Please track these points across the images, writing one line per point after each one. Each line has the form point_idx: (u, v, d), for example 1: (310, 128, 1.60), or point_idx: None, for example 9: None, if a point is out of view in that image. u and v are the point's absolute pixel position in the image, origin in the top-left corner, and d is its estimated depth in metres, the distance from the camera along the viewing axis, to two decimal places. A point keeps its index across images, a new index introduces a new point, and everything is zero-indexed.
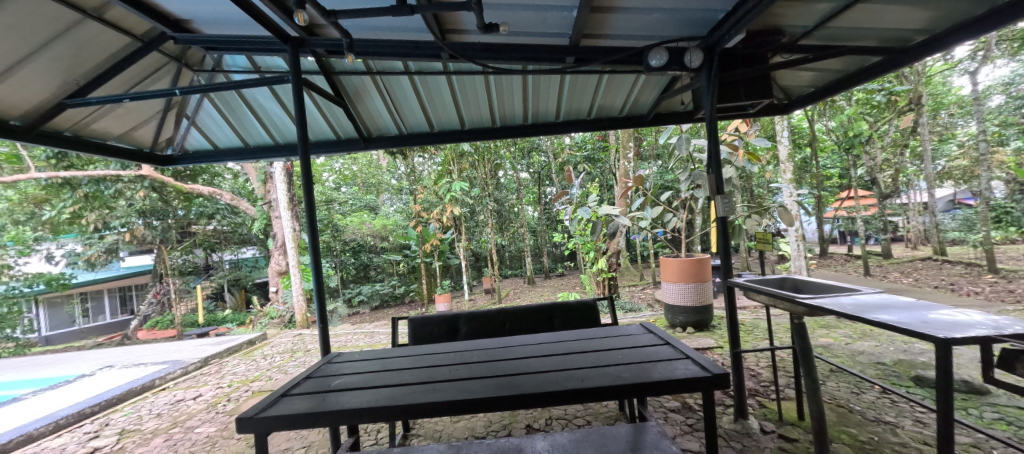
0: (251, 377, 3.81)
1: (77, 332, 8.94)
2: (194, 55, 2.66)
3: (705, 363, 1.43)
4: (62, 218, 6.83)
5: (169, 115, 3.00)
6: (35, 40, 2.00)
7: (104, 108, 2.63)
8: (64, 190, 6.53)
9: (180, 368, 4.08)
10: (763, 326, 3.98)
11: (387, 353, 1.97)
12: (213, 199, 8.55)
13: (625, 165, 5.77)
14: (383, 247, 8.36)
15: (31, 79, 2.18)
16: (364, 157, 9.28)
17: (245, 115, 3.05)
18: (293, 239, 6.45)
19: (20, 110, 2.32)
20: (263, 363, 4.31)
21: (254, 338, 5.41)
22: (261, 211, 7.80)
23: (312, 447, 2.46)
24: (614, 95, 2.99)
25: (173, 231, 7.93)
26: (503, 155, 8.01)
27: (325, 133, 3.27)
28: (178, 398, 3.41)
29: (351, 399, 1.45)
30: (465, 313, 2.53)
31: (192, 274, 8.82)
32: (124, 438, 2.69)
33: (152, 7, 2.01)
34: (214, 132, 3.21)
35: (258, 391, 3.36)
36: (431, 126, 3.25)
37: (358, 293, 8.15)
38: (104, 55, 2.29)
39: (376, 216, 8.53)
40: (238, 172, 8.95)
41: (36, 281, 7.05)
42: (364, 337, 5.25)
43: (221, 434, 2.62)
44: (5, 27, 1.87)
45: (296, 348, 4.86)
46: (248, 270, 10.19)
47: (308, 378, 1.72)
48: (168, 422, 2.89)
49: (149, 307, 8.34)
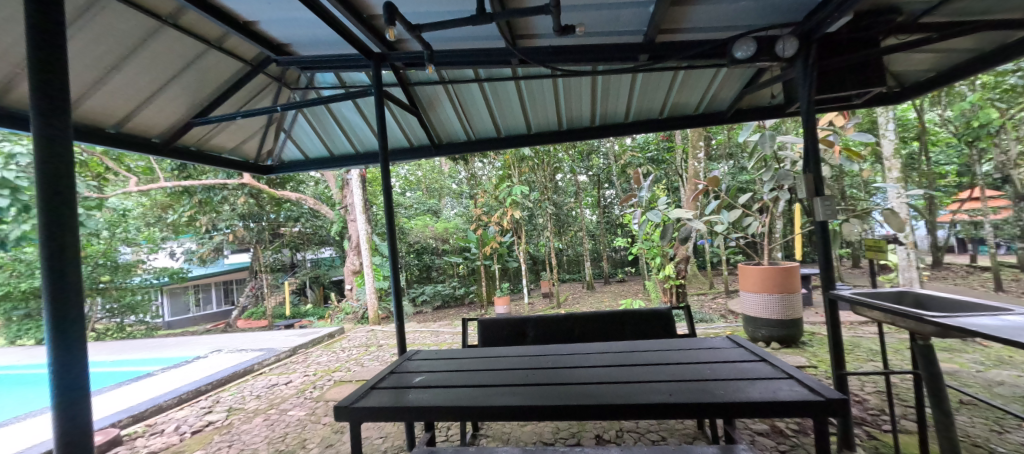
0: (333, 368, 4.13)
1: (191, 319, 10.41)
2: (292, 75, 2.95)
3: (815, 387, 1.26)
4: (182, 221, 8.01)
5: (269, 130, 3.35)
6: (173, 70, 2.36)
7: (220, 125, 3.02)
8: (184, 197, 7.72)
9: (273, 355, 4.55)
10: (866, 345, 3.49)
11: (463, 353, 2.02)
12: (299, 204, 9.30)
13: (694, 166, 5.44)
14: (445, 249, 8.64)
15: (169, 103, 2.56)
16: (428, 163, 9.76)
17: (332, 127, 3.32)
18: (367, 240, 6.89)
19: (158, 130, 2.75)
20: (342, 355, 4.64)
21: (333, 331, 5.87)
22: (339, 215, 8.47)
23: (389, 438, 2.59)
24: (691, 93, 2.83)
25: (266, 233, 8.83)
26: (562, 158, 7.97)
27: (400, 142, 3.48)
28: (273, 382, 3.80)
29: (433, 396, 1.50)
30: (533, 316, 2.52)
31: (280, 271, 9.71)
32: (232, 415, 3.04)
33: (261, 35, 2.25)
34: (306, 143, 3.55)
35: (339, 382, 3.62)
36: (498, 132, 3.31)
37: (421, 293, 8.43)
38: (222, 80, 2.63)
39: (438, 220, 8.90)
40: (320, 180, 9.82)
41: (162, 274, 8.38)
42: (430, 335, 5.46)
43: (310, 419, 2.86)
44: (153, 59, 2.22)
45: (369, 343, 5.19)
46: (326, 268, 10.61)
47: (391, 374, 1.82)
48: (266, 404, 3.23)
49: (247, 299, 9.42)
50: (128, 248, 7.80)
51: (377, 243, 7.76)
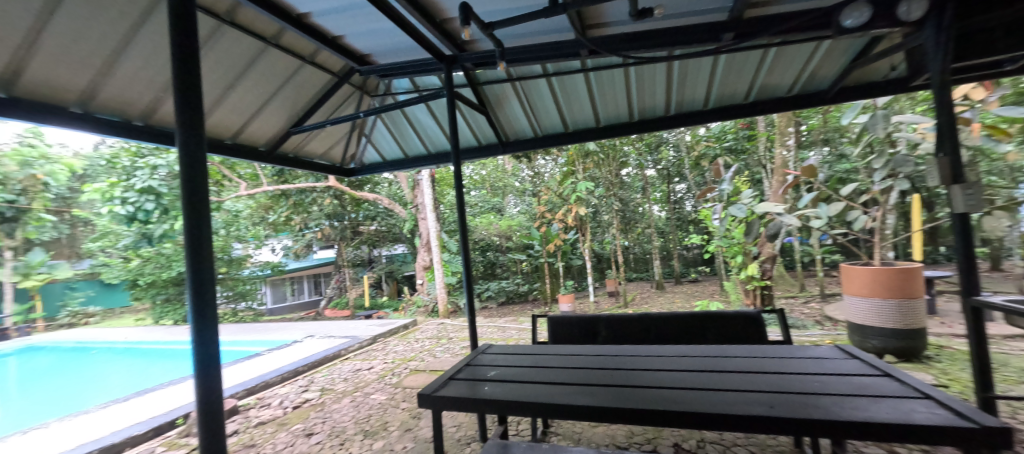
0: (408, 357, 4.40)
1: (289, 307, 11.80)
2: (372, 83, 3.18)
3: (962, 410, 1.05)
4: (281, 220, 9.11)
5: (353, 136, 3.65)
6: (275, 85, 2.66)
7: (313, 133, 3.35)
8: (281, 200, 8.76)
9: (357, 342, 4.98)
10: (1019, 365, 2.86)
11: (536, 350, 2.02)
12: (375, 203, 9.97)
13: (782, 155, 4.89)
14: (508, 246, 8.77)
15: (272, 116, 2.90)
16: (492, 162, 9.98)
17: (406, 129, 3.53)
18: (436, 238, 7.24)
19: (264, 140, 3.13)
20: (416, 346, 4.93)
21: (408, 322, 6.26)
22: (410, 213, 9.00)
23: (462, 427, 2.69)
24: (784, 72, 2.53)
25: (348, 231, 9.70)
26: (628, 152, 7.64)
27: (469, 141, 3.58)
28: (357, 367, 4.15)
29: (508, 390, 1.52)
30: (604, 315, 2.45)
31: (360, 266, 10.59)
32: (324, 394, 3.37)
33: (346, 47, 2.45)
34: (384, 146, 3.81)
35: (414, 370, 3.84)
36: (566, 126, 3.26)
37: (486, 289, 8.66)
38: (313, 92, 2.91)
39: (502, 218, 9.08)
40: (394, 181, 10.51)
41: (265, 267, 9.61)
42: (496, 330, 5.59)
43: (390, 403, 3.07)
44: (260, 77, 2.53)
45: (440, 335, 5.45)
46: (400, 264, 11.00)
47: (467, 366, 1.88)
48: (352, 387, 3.53)
49: (333, 291, 10.42)
50: (239, 245, 9.21)
51: (446, 240, 8.11)
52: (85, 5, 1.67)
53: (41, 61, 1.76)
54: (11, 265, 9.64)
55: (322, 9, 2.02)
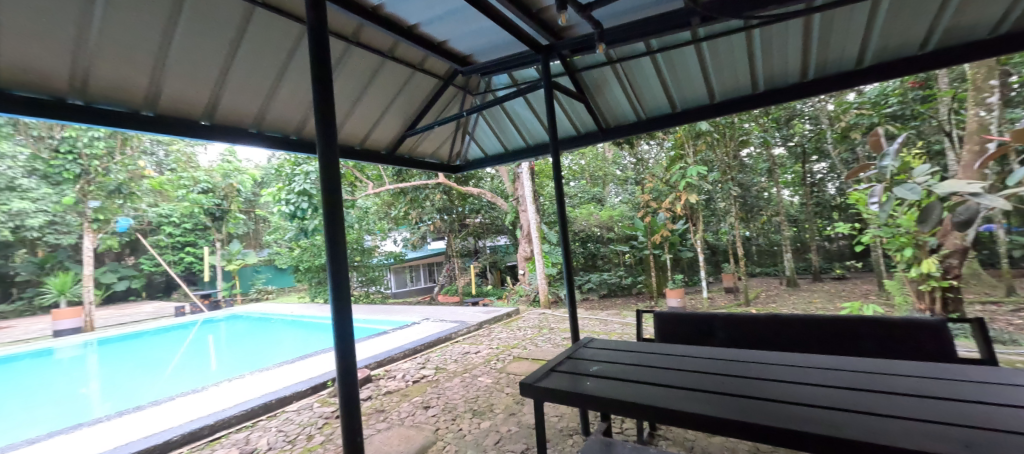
0: (512, 344, 4.59)
1: (409, 291, 13.37)
2: (473, 82, 3.33)
3: None
4: (400, 215, 10.30)
5: (457, 134, 3.89)
6: (392, 95, 2.97)
7: (424, 135, 3.66)
8: (401, 197, 9.90)
9: (465, 327, 5.37)
10: None
11: (641, 347, 1.89)
12: (479, 198, 10.58)
13: (981, 116, 3.70)
14: (610, 237, 8.47)
15: (390, 122, 3.26)
16: (592, 151, 9.73)
17: (506, 123, 3.63)
18: (536, 229, 7.37)
19: (385, 145, 3.53)
20: (518, 334, 5.10)
21: (511, 311, 6.52)
22: (511, 206, 9.27)
23: (564, 418, 2.70)
24: (989, 5, 1.89)
25: (456, 223, 10.47)
26: (750, 129, 6.67)
27: (567, 131, 3.52)
28: (466, 350, 4.48)
29: (611, 388, 1.45)
30: (721, 314, 2.18)
31: (467, 256, 11.40)
32: (438, 373, 3.72)
33: (450, 52, 2.61)
34: (486, 142, 3.99)
35: (517, 358, 3.98)
36: (673, 106, 2.97)
37: (587, 281, 8.50)
38: (423, 97, 3.17)
39: (602, 208, 8.79)
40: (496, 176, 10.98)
41: (389, 256, 11.01)
42: (598, 323, 5.47)
43: (495, 386, 3.24)
44: (380, 89, 2.85)
45: (541, 325, 5.55)
46: (502, 255, 11.55)
47: (568, 358, 1.86)
48: (461, 368, 3.83)
49: (444, 278, 11.43)
50: (370, 237, 10.73)
51: (546, 232, 8.17)
52: (256, 44, 2.08)
53: (231, 95, 2.27)
54: (221, 253, 12.64)
55: (429, 18, 2.19)
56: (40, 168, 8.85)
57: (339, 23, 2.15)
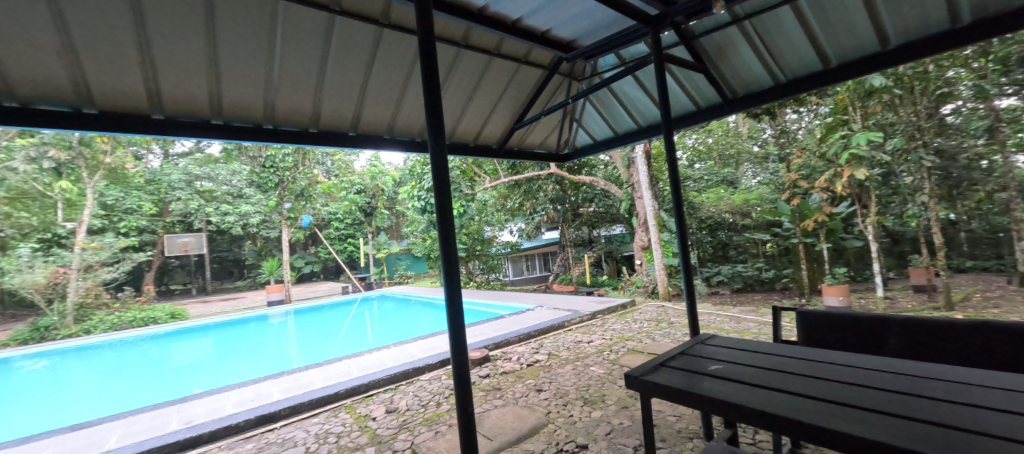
0: (626, 336, 4.42)
1: (524, 279, 14.00)
2: (579, 67, 3.25)
3: None
4: (516, 206, 10.74)
5: (565, 123, 3.86)
6: (500, 90, 3.10)
7: (532, 127, 3.73)
8: (516, 189, 10.27)
9: (578, 316, 5.39)
10: None
11: (776, 349, 1.62)
12: (592, 186, 10.38)
13: None
14: (745, 225, 7.41)
15: (500, 117, 3.40)
16: (721, 126, 8.59)
17: (614, 105, 3.45)
18: (653, 217, 6.86)
19: (496, 141, 3.70)
20: (633, 326, 4.88)
21: (626, 302, 6.25)
22: (626, 193, 8.58)
23: (684, 419, 2.50)
24: None
25: (569, 213, 10.37)
26: (958, 76, 4.96)
27: (684, 107, 3.18)
28: (578, 339, 4.49)
29: (731, 390, 1.29)
30: (895, 318, 1.73)
31: (581, 246, 11.35)
32: (551, 358, 3.83)
33: (554, 40, 2.60)
34: (594, 128, 3.87)
35: (632, 350, 3.82)
36: (825, 61, 2.41)
37: (716, 273, 7.53)
38: (529, 88, 3.23)
39: (735, 191, 7.70)
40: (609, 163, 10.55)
41: (507, 246, 11.70)
42: (728, 321, 4.86)
43: (608, 377, 3.18)
44: (489, 86, 3.01)
45: (660, 318, 5.19)
46: (619, 244, 11.26)
47: (683, 355, 1.72)
48: (573, 356, 3.86)
49: (558, 268, 11.55)
50: (490, 228, 11.51)
51: (665, 219, 7.56)
52: (385, 61, 2.40)
53: (369, 108, 2.67)
54: (373, 243, 15.22)
55: (531, 10, 2.23)
56: (257, 181, 11.91)
57: (450, 30, 2.35)
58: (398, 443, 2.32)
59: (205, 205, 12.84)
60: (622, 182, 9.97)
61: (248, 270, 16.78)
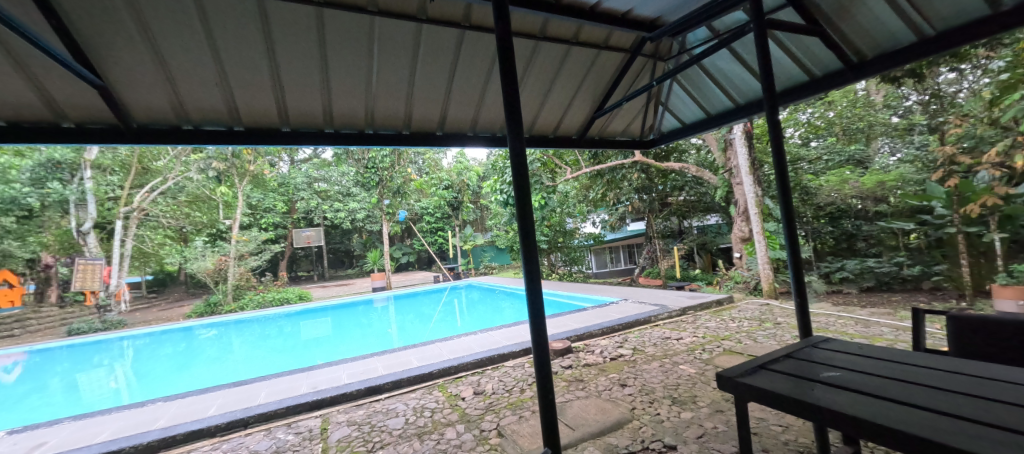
0: (722, 335, 4.03)
1: (608, 272, 13.67)
2: (665, 46, 3.02)
3: None
4: (598, 197, 10.41)
5: (650, 107, 3.62)
6: (578, 79, 3.04)
7: (613, 114, 3.56)
8: (597, 180, 9.92)
9: (666, 311, 5.08)
10: None
11: (915, 358, 1.35)
12: (683, 173, 9.59)
13: None
14: (880, 211, 6.23)
15: (579, 107, 3.33)
16: (847, 95, 7.24)
17: (706, 83, 3.15)
18: (756, 205, 6.09)
19: (575, 131, 3.63)
20: (731, 325, 4.43)
21: (722, 298, 5.70)
22: (722, 179, 7.71)
23: (791, 430, 2.22)
24: None
25: (656, 203, 9.75)
26: None
27: (793, 78, 2.76)
28: (666, 335, 4.24)
29: (850, 401, 1.12)
30: None
31: (670, 238, 10.67)
32: (636, 354, 3.69)
33: (636, 20, 2.47)
34: (683, 110, 3.55)
35: (728, 351, 3.49)
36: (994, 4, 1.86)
37: (839, 269, 6.34)
38: (610, 73, 3.09)
39: (867, 172, 6.47)
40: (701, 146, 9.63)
41: (589, 238, 11.47)
42: (854, 324, 4.13)
43: (700, 378, 2.95)
44: (567, 75, 2.97)
45: (764, 317, 4.62)
46: (713, 235, 10.53)
47: (789, 358, 1.53)
48: (660, 353, 3.66)
49: (645, 261, 10.89)
50: (572, 220, 11.38)
51: (771, 207, 6.70)
52: (467, 60, 2.52)
53: (453, 107, 2.83)
54: (459, 235, 16.16)
55: None
56: (361, 180, 13.45)
57: (528, 24, 2.39)
58: (485, 423, 2.47)
59: (322, 203, 14.92)
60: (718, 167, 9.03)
61: (357, 260, 19.17)
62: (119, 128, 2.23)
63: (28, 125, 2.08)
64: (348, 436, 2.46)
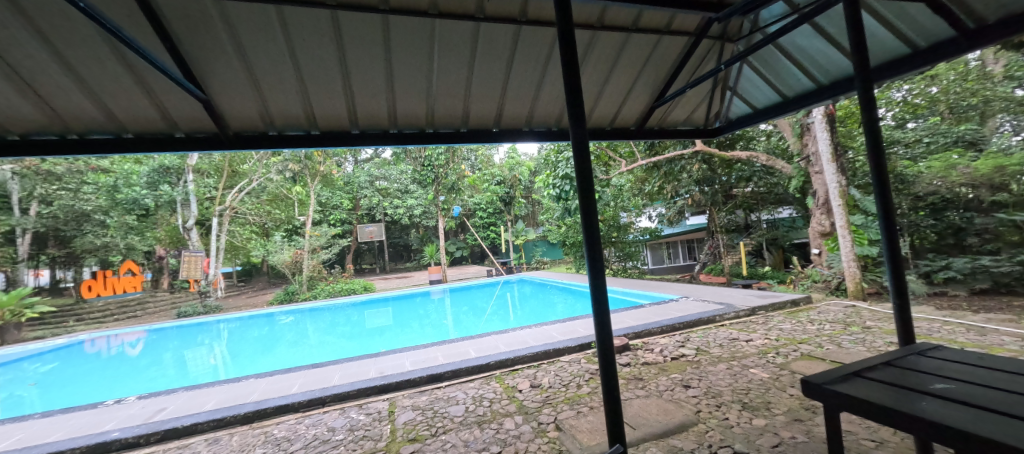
0: (799, 338, 3.69)
1: (666, 269, 13.11)
2: (735, 25, 2.79)
3: None
4: (655, 190, 9.96)
5: (716, 92, 3.37)
6: (637, 67, 2.92)
7: (675, 102, 3.37)
8: (653, 172, 9.55)
9: (733, 311, 4.76)
10: None
11: None
12: (750, 162, 8.80)
13: None
14: (1001, 200, 5.29)
15: (638, 96, 3.20)
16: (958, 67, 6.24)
17: (783, 63, 2.87)
18: (839, 196, 5.47)
19: (633, 121, 3.49)
20: (810, 327, 4.03)
21: (798, 298, 5.21)
22: (797, 168, 7.02)
23: (888, 447, 1.98)
24: None
25: (719, 195, 9.14)
26: None
27: (891, 51, 2.43)
28: (734, 336, 3.97)
29: (969, 416, 0.97)
30: None
31: (735, 232, 10.03)
32: (700, 354, 3.50)
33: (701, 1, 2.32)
34: (754, 94, 3.27)
35: (807, 355, 3.19)
36: None
37: (943, 268, 5.49)
38: (672, 59, 2.93)
39: (983, 155, 5.54)
40: (772, 132, 8.83)
41: (644, 232, 10.96)
42: (966, 331, 3.57)
43: (774, 383, 2.73)
44: (626, 64, 2.87)
45: (849, 321, 4.15)
46: (786, 230, 9.84)
47: (888, 366, 1.36)
48: (728, 354, 3.44)
49: (706, 256, 10.26)
50: (626, 215, 11.01)
51: (859, 198, 6.00)
52: (524, 54, 2.52)
53: (509, 102, 2.85)
54: (511, 231, 16.34)
55: None
56: (418, 177, 14.05)
57: (585, 13, 2.34)
58: (543, 416, 2.50)
59: (382, 201, 15.83)
60: (792, 155, 8.23)
61: (414, 254, 20.14)
62: (218, 136, 2.52)
63: (150, 136, 2.43)
64: (413, 420, 2.62)
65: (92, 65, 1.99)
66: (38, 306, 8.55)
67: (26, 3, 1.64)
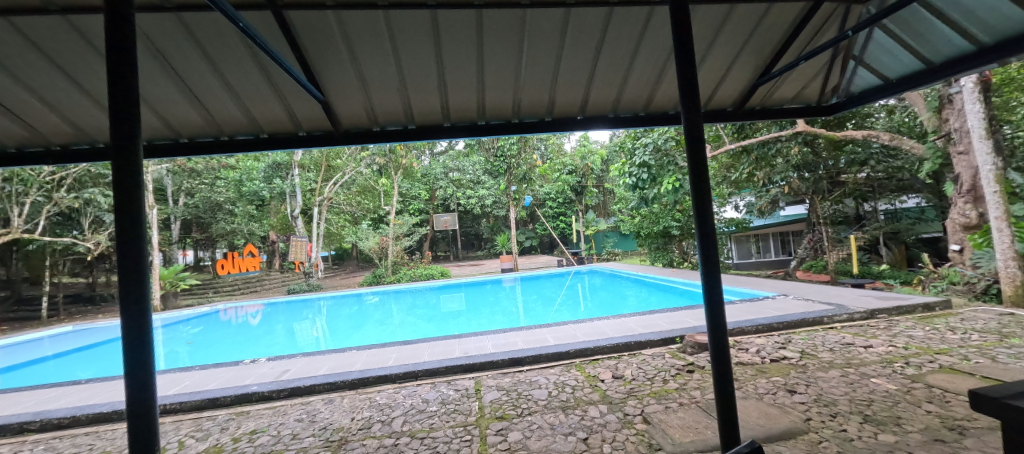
0: (936, 348, 3.15)
1: (755, 263, 12.05)
2: None
3: None
4: (743, 177, 9.08)
5: (836, 63, 2.95)
6: (739, 41, 2.66)
7: (783, 77, 3.02)
8: (744, 157, 8.18)
9: (846, 313, 4.19)
10: None
11: None
12: (868, 144, 7.63)
13: None
14: None
15: (738, 73, 2.93)
16: None
17: (931, 22, 2.42)
18: (995, 181, 4.49)
19: (730, 101, 3.20)
20: (951, 337, 3.41)
21: (933, 303, 4.43)
22: (932, 148, 5.92)
23: None
24: None
25: (824, 181, 8.09)
26: None
27: None
28: (848, 341, 3.51)
29: None
30: None
31: (843, 224, 8.89)
32: (805, 358, 3.16)
33: None
34: (886, 62, 2.81)
35: (949, 368, 2.72)
36: None
37: None
38: (783, 29, 2.62)
39: None
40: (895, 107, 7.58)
41: (730, 224, 10.03)
42: None
43: (905, 397, 2.38)
44: (727, 39, 2.63)
45: (1007, 332, 3.44)
46: (911, 222, 8.66)
47: None
48: (842, 360, 3.06)
49: (805, 251, 9.19)
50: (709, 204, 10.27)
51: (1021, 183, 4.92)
52: (615, 38, 2.43)
53: (596, 88, 2.79)
54: (581, 221, 16.12)
55: None
56: (490, 168, 14.45)
57: None
58: (628, 407, 2.46)
59: (456, 191, 16.56)
60: (924, 133, 6.95)
61: (484, 243, 20.84)
62: (333, 133, 2.84)
63: (280, 136, 2.81)
64: (498, 400, 2.74)
65: (239, 75, 2.33)
66: (188, 279, 10.48)
67: (196, 27, 1.97)
